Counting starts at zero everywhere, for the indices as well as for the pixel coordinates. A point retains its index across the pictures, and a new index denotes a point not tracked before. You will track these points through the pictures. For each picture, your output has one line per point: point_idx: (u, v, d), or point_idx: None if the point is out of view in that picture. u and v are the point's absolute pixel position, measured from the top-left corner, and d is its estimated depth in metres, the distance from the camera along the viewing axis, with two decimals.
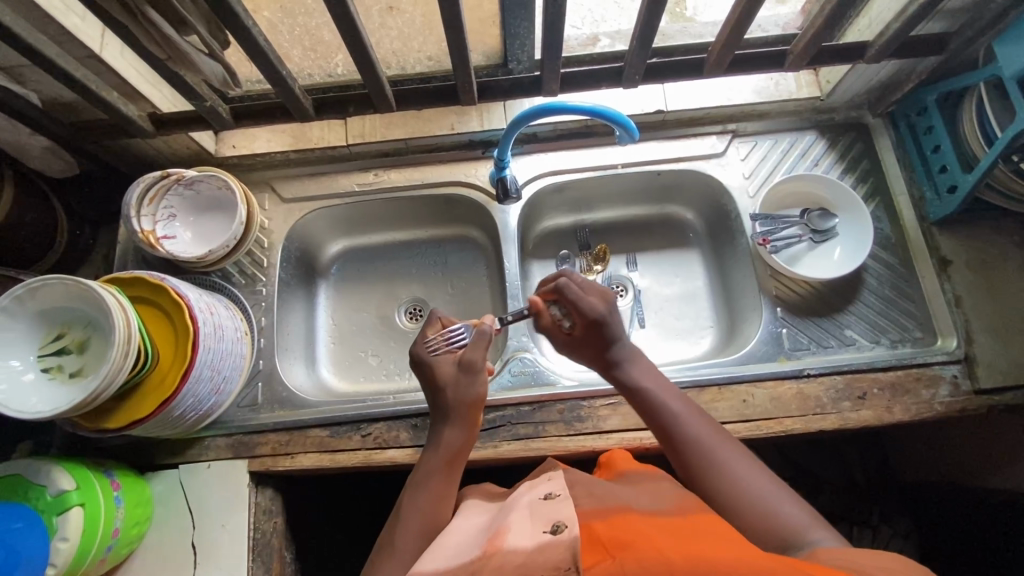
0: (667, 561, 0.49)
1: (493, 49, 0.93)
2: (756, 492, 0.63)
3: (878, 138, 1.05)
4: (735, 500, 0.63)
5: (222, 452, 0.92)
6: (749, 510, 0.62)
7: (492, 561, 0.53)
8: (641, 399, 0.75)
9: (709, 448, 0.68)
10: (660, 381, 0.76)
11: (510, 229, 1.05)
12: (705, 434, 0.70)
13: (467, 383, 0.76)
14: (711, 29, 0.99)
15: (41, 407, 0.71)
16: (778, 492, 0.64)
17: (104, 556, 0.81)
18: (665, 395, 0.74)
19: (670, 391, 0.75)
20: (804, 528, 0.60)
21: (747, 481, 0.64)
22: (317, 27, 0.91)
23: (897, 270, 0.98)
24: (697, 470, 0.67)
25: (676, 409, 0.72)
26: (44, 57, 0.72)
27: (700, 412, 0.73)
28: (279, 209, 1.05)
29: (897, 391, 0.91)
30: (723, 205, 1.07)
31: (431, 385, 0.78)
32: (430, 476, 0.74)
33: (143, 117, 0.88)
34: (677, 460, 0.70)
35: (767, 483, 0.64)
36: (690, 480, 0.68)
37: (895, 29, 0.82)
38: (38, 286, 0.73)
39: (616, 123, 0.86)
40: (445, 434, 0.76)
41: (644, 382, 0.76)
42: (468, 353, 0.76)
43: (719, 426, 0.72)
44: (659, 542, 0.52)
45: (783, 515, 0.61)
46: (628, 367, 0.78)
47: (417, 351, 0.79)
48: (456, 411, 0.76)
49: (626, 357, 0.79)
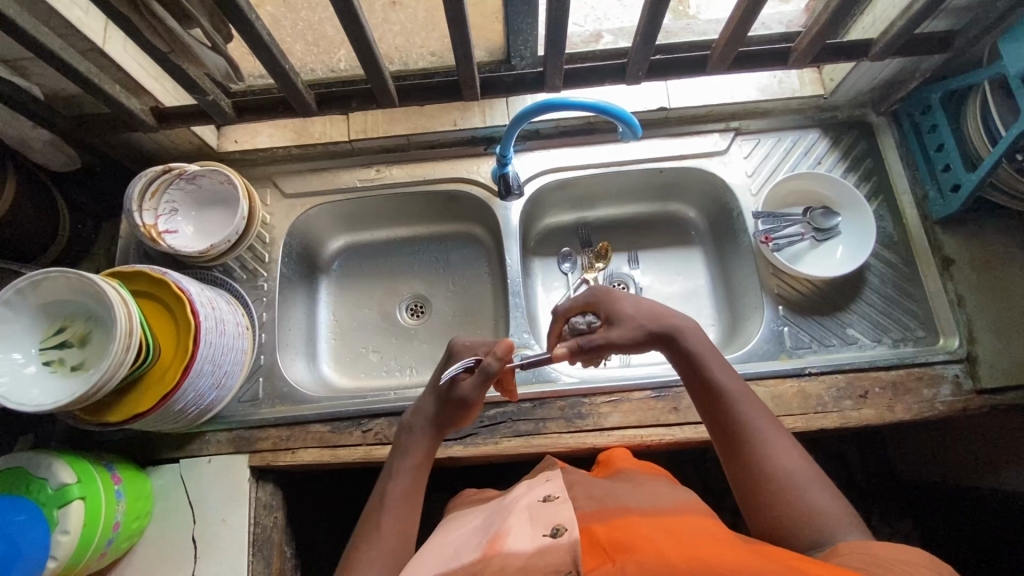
0: (668, 563, 0.49)
1: (495, 45, 0.96)
2: (794, 479, 0.63)
3: (882, 136, 1.04)
4: (772, 487, 0.63)
5: (223, 447, 0.92)
6: (784, 497, 0.62)
7: (492, 564, 0.53)
8: (692, 371, 0.71)
9: (754, 431, 0.66)
10: (715, 352, 0.72)
11: (511, 225, 1.05)
12: (752, 414, 0.68)
13: (458, 394, 0.75)
14: (714, 27, 1.00)
15: (43, 401, 0.71)
16: (815, 480, 0.63)
17: (104, 551, 0.80)
18: (717, 368, 0.70)
19: (724, 367, 0.71)
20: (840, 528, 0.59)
21: (786, 468, 0.63)
22: (320, 22, 0.94)
23: (899, 269, 0.98)
24: (738, 450, 0.66)
25: (728, 385, 0.69)
26: (46, 50, 0.71)
27: (748, 390, 0.71)
28: (281, 205, 1.05)
29: (898, 390, 0.90)
30: (725, 203, 1.07)
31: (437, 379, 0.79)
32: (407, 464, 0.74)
33: (145, 111, 0.88)
34: (721, 436, 0.68)
35: (805, 471, 0.63)
36: (729, 458, 0.67)
37: (901, 25, 0.81)
38: (40, 279, 0.73)
39: (619, 120, 0.86)
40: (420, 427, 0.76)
41: (701, 351, 0.72)
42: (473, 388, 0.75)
43: (765, 406, 0.70)
44: (659, 545, 0.52)
45: (817, 504, 0.61)
46: (682, 336, 0.72)
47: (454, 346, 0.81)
48: (443, 415, 0.76)
49: (674, 325, 0.73)
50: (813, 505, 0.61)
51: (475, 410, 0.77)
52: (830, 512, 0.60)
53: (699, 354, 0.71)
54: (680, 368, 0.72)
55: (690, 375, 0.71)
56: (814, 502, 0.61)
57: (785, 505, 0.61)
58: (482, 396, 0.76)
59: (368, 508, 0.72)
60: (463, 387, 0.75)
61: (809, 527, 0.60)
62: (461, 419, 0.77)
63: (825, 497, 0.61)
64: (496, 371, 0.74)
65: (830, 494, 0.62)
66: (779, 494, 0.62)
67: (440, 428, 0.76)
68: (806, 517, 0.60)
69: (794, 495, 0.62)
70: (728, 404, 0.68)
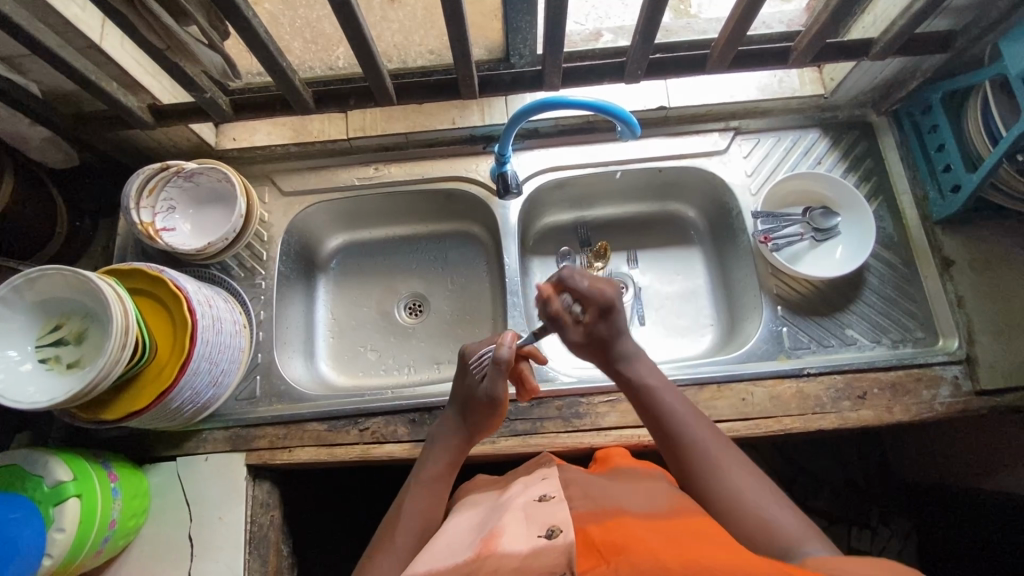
0: (662, 565, 0.49)
1: (494, 43, 0.96)
2: (747, 496, 0.64)
3: (882, 136, 1.04)
4: (726, 505, 0.64)
5: (221, 444, 0.92)
6: (737, 513, 0.63)
7: (487, 563, 0.53)
8: (640, 397, 0.74)
9: (706, 451, 0.69)
10: (665, 380, 0.76)
11: (510, 224, 1.05)
12: (703, 435, 0.70)
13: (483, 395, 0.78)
14: (715, 26, 1.00)
15: (39, 398, 0.71)
16: (771, 497, 0.64)
17: (100, 548, 0.81)
18: (667, 392, 0.74)
19: (674, 393, 0.74)
20: (798, 536, 0.59)
21: (739, 486, 0.65)
22: (317, 19, 0.95)
23: (899, 269, 0.98)
24: (690, 472, 0.68)
25: (676, 408, 0.72)
26: (42, 47, 0.71)
27: (700, 414, 0.74)
28: (279, 203, 1.05)
29: (898, 390, 0.90)
30: (724, 203, 1.07)
31: (460, 387, 0.81)
32: (433, 476, 0.77)
33: (143, 108, 0.88)
34: (673, 461, 0.71)
35: (755, 486, 0.65)
36: (684, 482, 0.69)
37: (902, 25, 0.81)
38: (36, 277, 0.73)
39: (618, 119, 0.85)
40: (449, 441, 0.80)
41: (649, 378, 0.75)
42: (493, 388, 0.77)
43: (719, 429, 0.72)
44: (653, 546, 0.52)
45: (776, 522, 0.61)
46: (632, 363, 0.76)
47: (468, 354, 0.82)
48: (473, 419, 0.79)
49: (632, 351, 0.77)
50: (769, 522, 0.61)
51: (504, 408, 0.79)
52: (793, 532, 0.60)
53: (647, 380, 0.75)
54: (631, 394, 0.76)
55: (640, 401, 0.74)
56: (769, 518, 0.62)
57: (738, 519, 0.63)
58: (507, 390, 0.78)
59: (386, 522, 0.74)
60: (485, 388, 0.77)
61: (766, 543, 0.60)
62: (492, 417, 0.79)
63: (784, 515, 0.62)
64: (510, 361, 0.76)
65: (787, 511, 0.63)
66: (734, 511, 0.63)
67: (473, 431, 0.80)
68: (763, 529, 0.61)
69: (745, 509, 0.63)
70: (676, 427, 0.71)
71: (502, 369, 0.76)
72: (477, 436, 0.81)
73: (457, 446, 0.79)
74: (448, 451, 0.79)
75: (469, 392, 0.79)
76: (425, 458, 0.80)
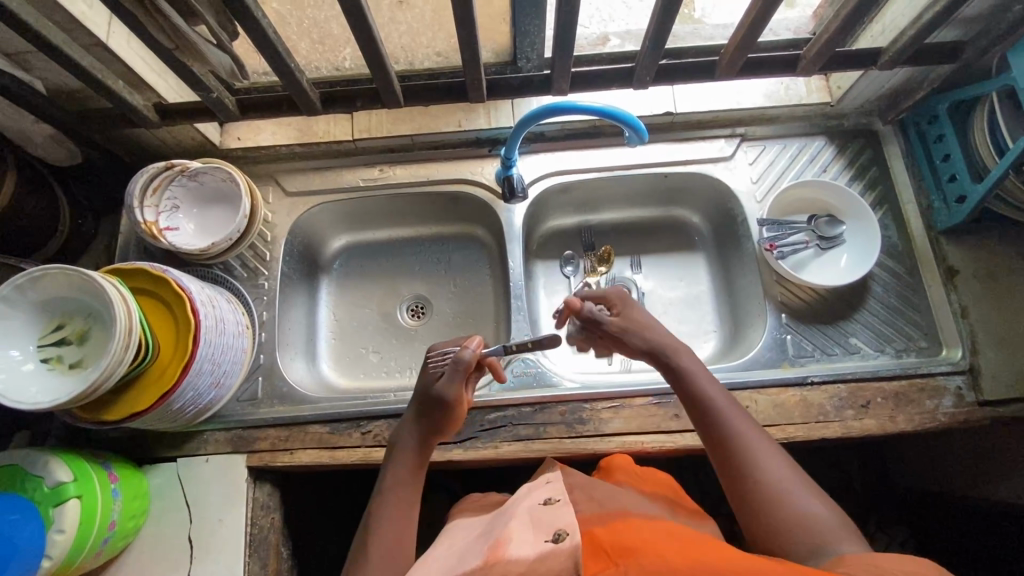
0: (670, 565, 0.50)
1: (502, 46, 0.94)
2: (785, 487, 0.63)
3: (887, 145, 1.04)
4: (772, 499, 0.63)
5: (221, 446, 0.91)
6: (771, 501, 0.63)
7: (495, 569, 0.53)
8: (682, 386, 0.73)
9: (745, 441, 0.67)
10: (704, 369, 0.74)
11: (514, 228, 1.04)
12: (743, 425, 0.69)
13: (436, 395, 0.76)
14: (722, 31, 0.99)
15: (42, 398, 0.70)
16: (809, 491, 0.63)
17: (99, 550, 0.80)
18: (706, 382, 0.72)
19: (712, 382, 0.73)
20: (840, 539, 0.59)
21: (783, 482, 0.64)
22: (326, 20, 0.92)
23: (903, 279, 0.98)
24: (726, 460, 0.67)
25: (717, 399, 0.71)
26: (50, 45, 0.71)
27: (737, 403, 0.72)
28: (283, 203, 1.04)
29: (901, 400, 0.90)
30: (730, 209, 1.07)
31: (418, 388, 0.79)
32: (397, 485, 0.75)
33: (148, 107, 0.87)
34: (713, 450, 0.69)
35: (798, 484, 0.64)
36: (723, 470, 0.67)
37: (911, 35, 0.81)
38: (39, 276, 0.72)
39: (626, 124, 0.85)
40: (399, 443, 0.77)
41: (689, 367, 0.74)
42: (444, 389, 0.76)
43: (755, 419, 0.71)
44: (661, 547, 0.53)
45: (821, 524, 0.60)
46: (675, 352, 0.75)
47: (429, 355, 0.82)
48: (429, 422, 0.77)
49: (671, 342, 0.76)
50: (812, 519, 0.61)
51: (459, 410, 0.77)
52: (834, 533, 0.59)
53: (687, 369, 0.73)
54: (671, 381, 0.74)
55: (679, 388, 0.73)
56: (803, 508, 0.62)
57: (786, 518, 0.61)
58: (460, 393, 0.77)
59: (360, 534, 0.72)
60: (440, 387, 0.76)
61: (804, 537, 0.60)
62: (447, 420, 0.77)
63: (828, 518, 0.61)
64: (470, 363, 0.76)
65: (820, 500, 0.63)
66: (773, 504, 0.63)
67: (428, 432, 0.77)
68: (808, 531, 0.60)
69: (792, 507, 0.62)
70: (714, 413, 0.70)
71: (459, 370, 0.76)
72: (434, 438, 0.78)
73: (417, 447, 0.77)
74: (406, 455, 0.76)
75: (422, 394, 0.78)
76: (387, 463, 0.77)
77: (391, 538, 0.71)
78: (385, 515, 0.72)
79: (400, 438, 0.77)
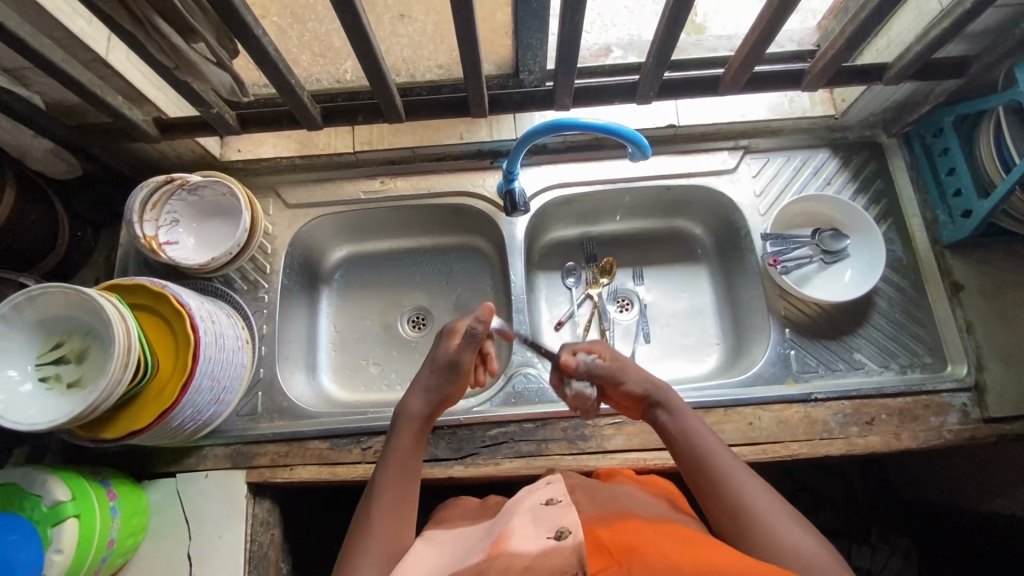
0: (676, 565, 0.49)
1: (504, 58, 0.92)
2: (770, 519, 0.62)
3: (891, 157, 1.03)
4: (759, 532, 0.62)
5: (221, 461, 0.91)
6: (759, 534, 0.61)
7: (497, 563, 0.53)
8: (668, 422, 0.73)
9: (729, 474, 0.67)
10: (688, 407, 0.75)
11: (516, 240, 1.04)
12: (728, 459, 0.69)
13: (451, 359, 0.76)
14: (725, 44, 0.96)
15: (41, 419, 0.69)
16: (795, 525, 0.62)
17: (98, 567, 0.79)
18: (691, 420, 0.73)
19: (697, 418, 0.74)
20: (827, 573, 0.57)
21: (769, 515, 0.63)
22: (326, 33, 0.89)
23: (909, 293, 0.97)
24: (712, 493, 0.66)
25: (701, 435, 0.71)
26: (48, 62, 0.70)
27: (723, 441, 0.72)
28: (284, 215, 1.04)
29: (905, 417, 0.90)
30: (733, 222, 1.06)
31: (431, 353, 0.79)
32: (399, 452, 0.73)
33: (148, 121, 0.87)
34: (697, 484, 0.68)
35: (784, 517, 0.63)
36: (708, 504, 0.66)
37: (917, 51, 0.80)
38: (38, 294, 0.72)
39: (628, 140, 0.85)
40: (406, 406, 0.76)
41: (674, 405, 0.75)
42: (461, 355, 0.75)
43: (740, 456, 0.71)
44: (665, 548, 0.53)
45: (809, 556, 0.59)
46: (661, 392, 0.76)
47: (449, 325, 0.79)
48: (438, 387, 0.76)
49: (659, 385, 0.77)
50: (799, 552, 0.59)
51: (467, 379, 0.77)
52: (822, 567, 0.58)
53: (673, 406, 0.74)
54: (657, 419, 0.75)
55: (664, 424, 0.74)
56: (791, 541, 0.60)
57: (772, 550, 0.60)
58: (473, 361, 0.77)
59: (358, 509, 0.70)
60: (456, 352, 0.76)
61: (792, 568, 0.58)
62: (457, 387, 0.77)
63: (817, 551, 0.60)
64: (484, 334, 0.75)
65: (808, 533, 0.61)
66: (759, 536, 0.61)
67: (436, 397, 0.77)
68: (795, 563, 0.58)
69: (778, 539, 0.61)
70: (697, 443, 0.70)
71: (474, 341, 0.75)
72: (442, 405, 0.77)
73: (422, 412, 0.76)
74: (410, 419, 0.75)
75: (434, 358, 0.78)
76: (390, 431, 0.75)
77: (388, 503, 0.69)
78: (386, 482, 0.71)
79: (410, 405, 0.76)
